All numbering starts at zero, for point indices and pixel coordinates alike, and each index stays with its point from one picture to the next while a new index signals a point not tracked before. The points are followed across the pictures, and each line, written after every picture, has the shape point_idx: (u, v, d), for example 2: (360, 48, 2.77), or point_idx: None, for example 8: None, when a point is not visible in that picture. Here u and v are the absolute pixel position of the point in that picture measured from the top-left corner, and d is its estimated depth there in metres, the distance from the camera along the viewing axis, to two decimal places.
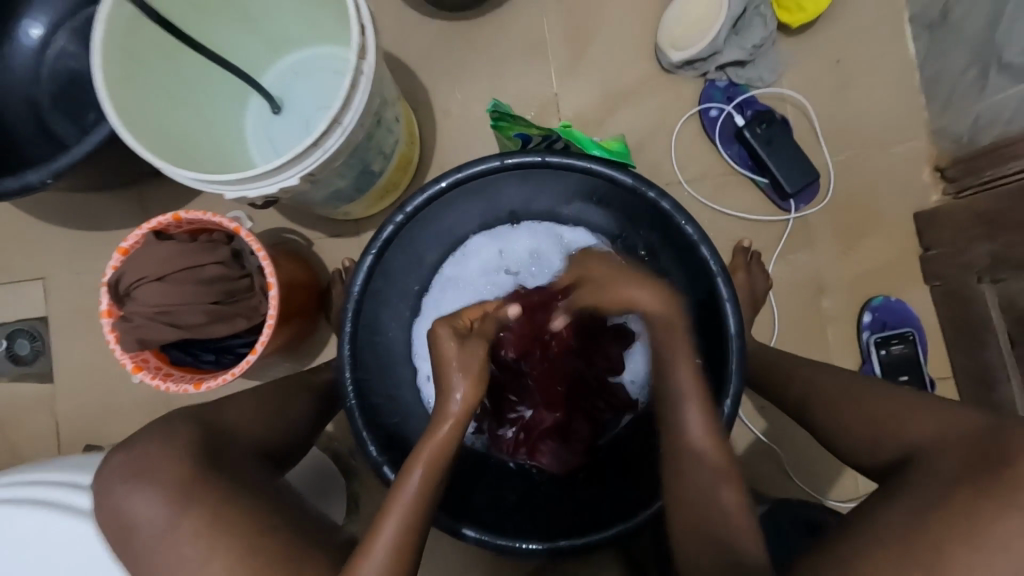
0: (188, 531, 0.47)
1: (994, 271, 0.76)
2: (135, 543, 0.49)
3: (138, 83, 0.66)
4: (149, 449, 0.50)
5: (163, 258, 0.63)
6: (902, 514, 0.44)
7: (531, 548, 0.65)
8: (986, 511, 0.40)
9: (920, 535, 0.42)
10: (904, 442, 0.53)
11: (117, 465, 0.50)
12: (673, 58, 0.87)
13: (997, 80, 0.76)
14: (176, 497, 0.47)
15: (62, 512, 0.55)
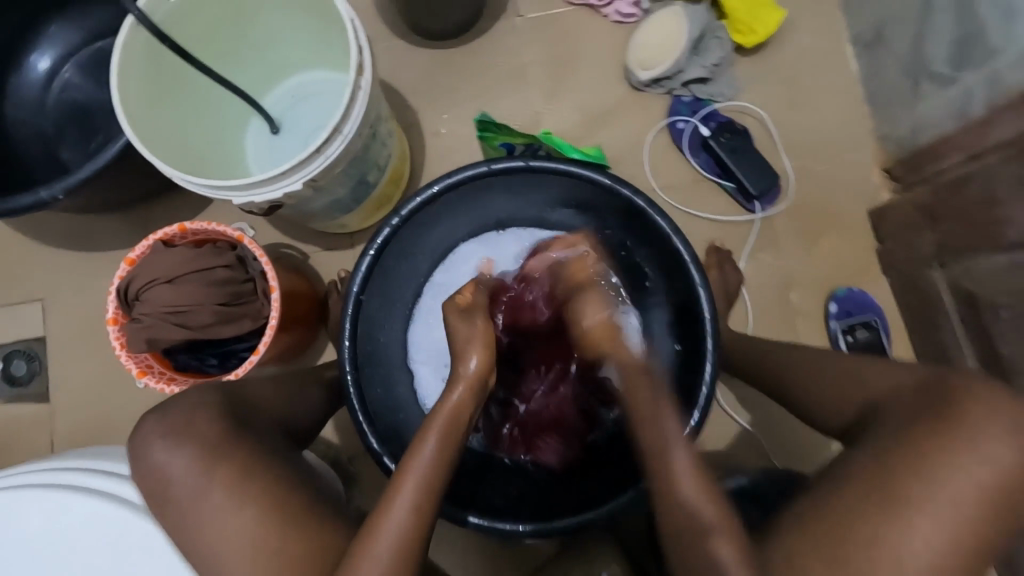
0: (217, 489, 0.51)
1: (941, 258, 0.82)
2: (170, 501, 0.52)
3: (149, 103, 0.72)
4: (182, 415, 0.54)
5: (174, 262, 0.70)
6: (863, 463, 0.49)
7: (529, 530, 0.67)
8: (936, 455, 0.46)
9: (885, 474, 0.47)
10: (865, 398, 0.56)
11: (150, 428, 0.54)
12: (641, 77, 0.94)
13: (928, 88, 0.84)
14: (209, 458, 0.52)
15: (62, 501, 0.58)
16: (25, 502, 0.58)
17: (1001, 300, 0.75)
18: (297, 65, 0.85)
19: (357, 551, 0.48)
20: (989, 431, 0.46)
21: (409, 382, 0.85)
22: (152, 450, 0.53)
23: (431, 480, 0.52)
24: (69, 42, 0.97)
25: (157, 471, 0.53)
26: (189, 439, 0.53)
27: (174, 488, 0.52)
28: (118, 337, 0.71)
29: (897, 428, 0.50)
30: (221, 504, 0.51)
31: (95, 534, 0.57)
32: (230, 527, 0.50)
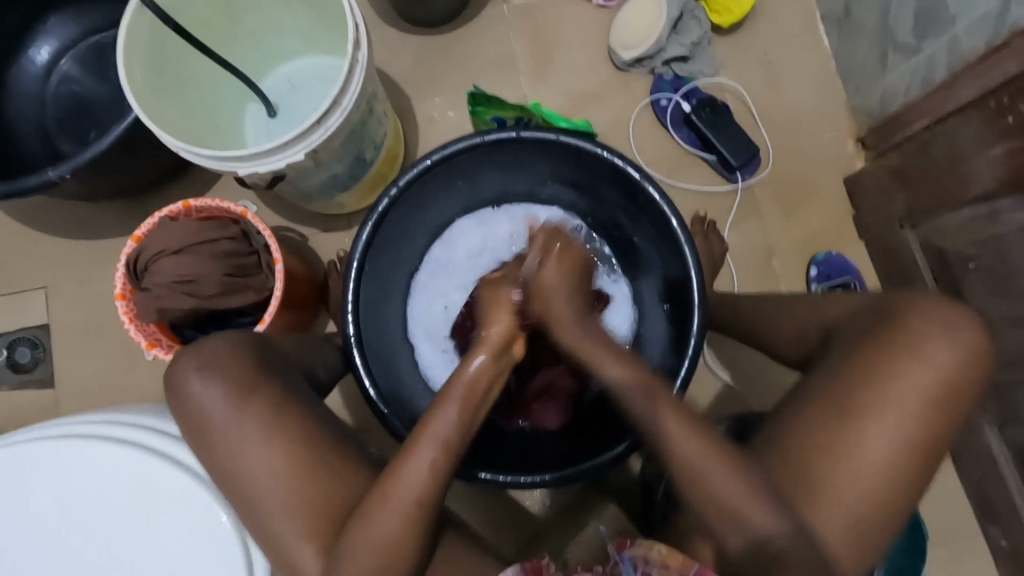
0: (249, 422, 0.56)
1: (912, 218, 0.87)
2: (207, 437, 0.58)
3: (150, 82, 0.75)
4: (215, 354, 0.59)
5: (180, 235, 0.73)
6: (829, 381, 0.56)
7: (540, 480, 0.68)
8: (889, 368, 0.54)
9: (852, 394, 0.54)
10: (824, 323, 0.63)
11: (185, 365, 0.59)
12: (624, 57, 0.99)
13: (894, 59, 0.89)
14: (240, 397, 0.57)
15: (92, 452, 0.63)
16: (69, 450, 0.63)
17: (969, 253, 0.79)
18: (292, 50, 0.88)
19: (384, 484, 0.52)
20: (931, 339, 0.54)
21: (411, 358, 0.86)
22: (189, 387, 0.58)
23: (446, 438, 0.53)
24: (67, 36, 1.00)
25: (193, 408, 0.58)
26: (223, 377, 0.58)
27: (210, 423, 0.57)
28: (126, 312, 0.74)
29: (857, 349, 0.57)
30: (256, 436, 0.56)
31: (134, 479, 0.62)
32: (264, 459, 0.56)
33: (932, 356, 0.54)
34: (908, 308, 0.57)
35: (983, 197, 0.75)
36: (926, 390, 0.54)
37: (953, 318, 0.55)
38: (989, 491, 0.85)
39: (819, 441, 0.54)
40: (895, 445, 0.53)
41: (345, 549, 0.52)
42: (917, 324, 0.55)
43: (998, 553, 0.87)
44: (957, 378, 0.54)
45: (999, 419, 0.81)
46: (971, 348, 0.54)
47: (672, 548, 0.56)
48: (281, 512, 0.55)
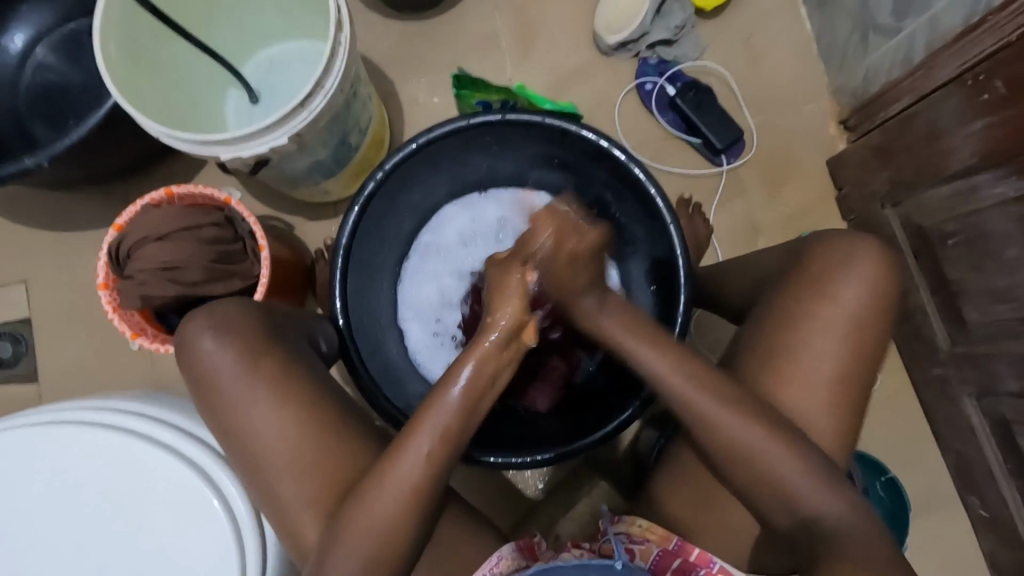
0: (242, 399, 0.56)
1: (893, 196, 0.88)
2: (216, 396, 0.57)
3: (128, 66, 0.74)
4: (231, 316, 0.59)
5: (163, 221, 0.72)
6: (773, 330, 0.61)
7: (545, 458, 0.68)
8: (812, 309, 0.60)
9: (793, 336, 0.60)
10: (758, 273, 0.70)
11: (200, 323, 0.59)
12: (609, 41, 0.99)
13: (874, 39, 0.90)
14: (247, 362, 0.57)
15: (79, 439, 0.62)
16: (61, 436, 0.63)
17: (949, 229, 0.81)
18: (274, 34, 0.87)
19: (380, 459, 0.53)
20: (841, 271, 0.60)
21: (400, 341, 0.86)
22: (200, 344, 0.58)
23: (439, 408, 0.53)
24: (42, 22, 0.97)
25: (203, 367, 0.58)
26: (235, 340, 0.58)
27: (220, 386, 0.57)
28: (110, 300, 0.73)
29: (780, 294, 0.62)
30: (266, 400, 0.56)
31: (128, 466, 0.62)
32: (274, 424, 0.56)
33: (841, 286, 0.60)
34: (822, 247, 0.62)
35: (963, 173, 0.76)
36: (846, 318, 0.59)
37: (859, 248, 0.61)
38: (969, 463, 0.87)
39: (766, 380, 0.59)
40: (834, 375, 0.58)
41: (349, 514, 0.52)
42: (827, 261, 0.61)
43: (977, 524, 0.89)
44: (875, 301, 0.59)
45: (978, 391, 0.83)
46: (880, 272, 0.60)
47: (651, 521, 0.60)
48: (289, 478, 0.55)
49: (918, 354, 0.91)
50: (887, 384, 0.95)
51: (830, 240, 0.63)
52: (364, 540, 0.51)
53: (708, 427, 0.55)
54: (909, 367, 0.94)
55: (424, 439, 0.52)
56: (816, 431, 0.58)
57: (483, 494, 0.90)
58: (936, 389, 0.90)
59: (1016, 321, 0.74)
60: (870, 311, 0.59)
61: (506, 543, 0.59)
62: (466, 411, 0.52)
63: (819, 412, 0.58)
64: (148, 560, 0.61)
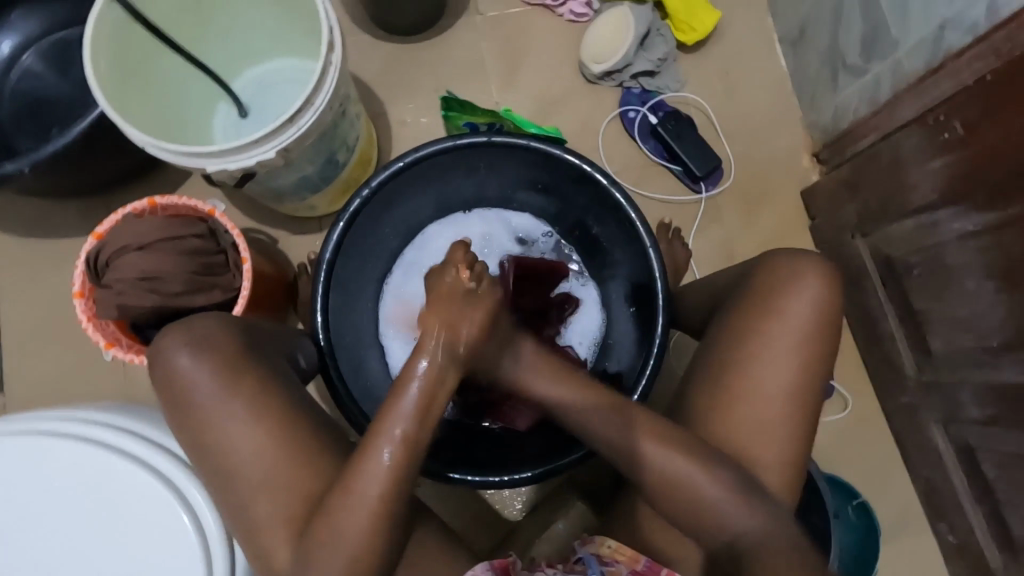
0: (217, 411, 0.56)
1: (863, 228, 0.91)
2: (187, 409, 0.57)
3: (117, 77, 0.75)
4: (209, 330, 0.59)
5: (145, 231, 0.72)
6: (725, 350, 0.63)
7: (523, 477, 0.69)
8: (767, 331, 0.61)
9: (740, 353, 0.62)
10: (710, 291, 0.72)
11: (173, 340, 0.58)
12: (594, 70, 1.02)
13: (844, 79, 0.94)
14: (221, 379, 0.56)
15: (45, 451, 0.61)
16: (25, 448, 0.61)
17: (913, 260, 0.84)
18: (266, 52, 0.88)
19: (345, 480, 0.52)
20: (788, 289, 0.62)
21: (380, 357, 0.86)
22: (176, 359, 0.57)
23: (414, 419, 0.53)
24: (31, 31, 0.98)
25: (179, 379, 0.57)
26: (213, 353, 0.57)
27: (197, 398, 0.56)
28: (84, 310, 0.73)
29: (733, 314, 0.64)
30: (242, 414, 0.56)
31: (94, 480, 0.60)
32: (250, 437, 0.55)
33: (789, 304, 0.62)
34: (769, 266, 0.65)
35: (925, 207, 0.79)
36: (794, 334, 0.61)
37: (803, 266, 0.63)
38: (937, 488, 0.89)
39: (723, 396, 0.61)
40: (787, 392, 0.60)
41: (320, 531, 0.51)
42: (774, 279, 0.63)
43: (946, 549, 0.91)
44: (819, 316, 0.62)
45: (944, 418, 0.85)
46: (823, 289, 0.62)
47: (620, 543, 0.59)
48: (263, 494, 0.54)
49: (888, 380, 0.94)
50: (859, 409, 0.97)
51: (776, 258, 0.65)
52: (336, 557, 0.50)
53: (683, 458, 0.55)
54: (879, 393, 0.96)
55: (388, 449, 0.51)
56: (773, 447, 0.60)
57: (457, 513, 0.89)
58: (904, 415, 0.92)
59: (977, 350, 0.77)
60: (816, 326, 0.61)
61: (478, 563, 0.58)
62: (421, 421, 0.53)
63: (774, 428, 0.60)
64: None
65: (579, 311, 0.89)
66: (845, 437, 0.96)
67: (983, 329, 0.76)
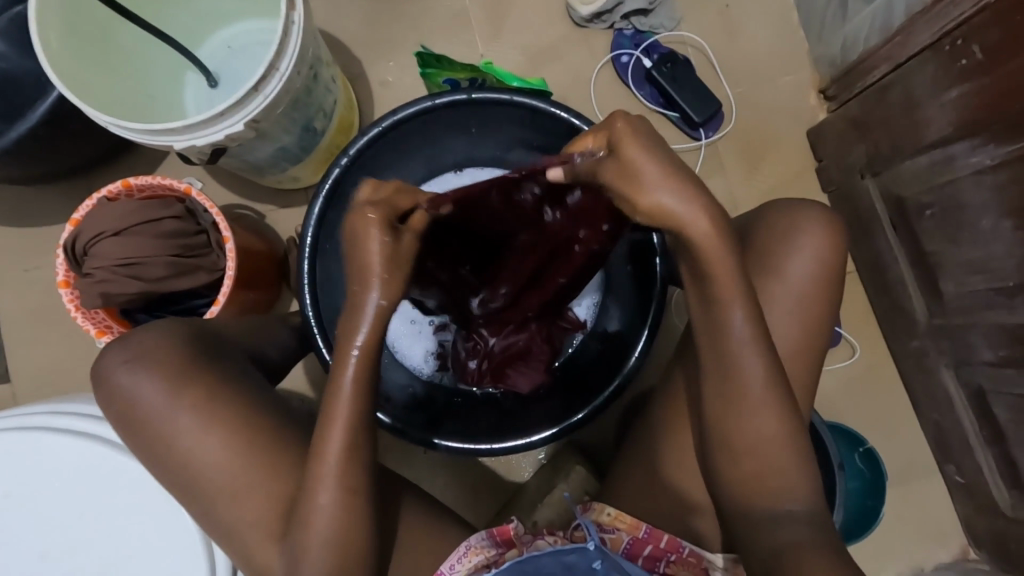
0: (187, 407, 0.55)
1: (872, 167, 0.87)
2: (139, 421, 0.56)
3: (71, 55, 0.71)
4: (149, 343, 0.57)
5: (120, 215, 0.70)
6: None
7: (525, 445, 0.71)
8: (769, 290, 0.58)
9: None
10: None
11: (112, 358, 0.57)
12: (583, 12, 0.95)
13: (853, 4, 0.87)
14: (172, 383, 0.55)
15: (46, 443, 0.61)
16: (26, 443, 0.62)
17: (925, 201, 0.80)
18: (227, 12, 0.83)
19: (320, 470, 0.51)
20: (789, 243, 0.59)
21: None
22: (117, 378, 0.56)
23: (361, 411, 0.52)
24: None
25: (123, 396, 0.56)
26: (154, 364, 0.56)
27: (144, 412, 0.55)
28: (71, 299, 0.72)
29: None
30: (192, 422, 0.55)
31: (96, 471, 0.61)
32: (206, 444, 0.55)
33: (793, 261, 0.59)
34: (767, 219, 0.61)
35: (939, 142, 0.74)
36: (792, 291, 0.59)
37: (804, 218, 0.60)
38: (946, 431, 0.89)
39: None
40: (788, 350, 0.59)
41: (305, 510, 0.51)
42: (773, 234, 0.60)
43: (955, 489, 0.90)
44: (819, 273, 0.59)
45: (955, 361, 0.83)
46: (824, 240, 0.59)
47: (619, 509, 0.61)
48: (235, 495, 0.55)
49: (898, 326, 0.91)
50: (866, 356, 0.95)
51: (776, 210, 0.61)
52: (326, 529, 0.51)
53: None
54: (888, 338, 0.94)
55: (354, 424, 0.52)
56: None
57: (459, 484, 0.90)
58: (914, 360, 0.90)
59: (991, 292, 0.74)
60: (816, 283, 0.59)
61: (476, 533, 0.59)
62: (363, 396, 0.52)
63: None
64: (118, 570, 0.60)
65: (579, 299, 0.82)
66: (852, 385, 0.95)
67: (996, 270, 0.72)
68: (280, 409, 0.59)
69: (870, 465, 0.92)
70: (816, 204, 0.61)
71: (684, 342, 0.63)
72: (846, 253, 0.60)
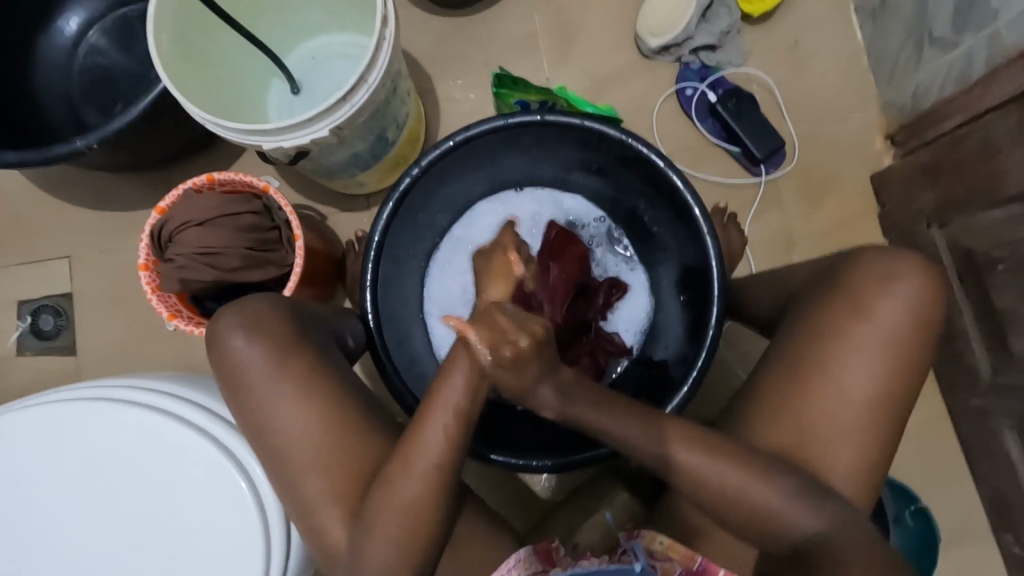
0: (276, 385, 0.57)
1: (940, 217, 0.85)
2: (241, 385, 0.58)
3: (180, 56, 0.76)
4: (260, 309, 0.61)
5: (205, 206, 0.74)
6: (789, 345, 0.61)
7: (565, 463, 0.68)
8: (852, 332, 0.58)
9: (814, 353, 0.59)
10: (787, 286, 0.68)
11: (231, 319, 0.60)
12: (651, 44, 0.97)
13: (929, 53, 0.86)
14: (272, 357, 0.58)
15: (114, 415, 0.64)
16: (98, 413, 0.65)
17: (998, 254, 0.78)
18: (318, 26, 0.87)
19: (400, 465, 0.53)
20: (881, 290, 0.58)
21: (425, 335, 0.85)
22: (230, 342, 0.59)
23: (471, 411, 0.54)
24: (95, 8, 1.00)
25: (233, 360, 0.59)
26: (264, 335, 0.59)
27: (247, 374, 0.58)
28: (149, 282, 0.76)
29: (813, 309, 0.61)
30: (287, 397, 0.57)
31: (160, 446, 0.64)
32: (300, 416, 0.57)
33: (883, 307, 0.58)
34: (863, 261, 0.60)
35: (1018, 197, 0.73)
36: (879, 338, 0.58)
37: (900, 264, 0.59)
38: (1004, 497, 0.84)
39: (780, 391, 0.59)
40: (871, 399, 0.57)
41: (377, 498, 0.53)
42: (868, 278, 0.59)
43: (1010, 559, 0.86)
44: (911, 323, 0.58)
45: (1020, 424, 0.80)
46: (920, 292, 0.58)
47: (673, 540, 0.59)
48: (300, 481, 0.56)
49: (959, 382, 0.88)
50: (923, 410, 0.92)
51: (873, 253, 0.61)
52: (389, 525, 0.52)
53: (730, 466, 0.55)
54: (945, 394, 0.91)
55: (441, 427, 0.53)
56: (837, 455, 0.57)
57: (499, 493, 0.91)
58: (973, 419, 0.87)
59: None
60: (908, 334, 0.58)
61: (523, 547, 0.60)
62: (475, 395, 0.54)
63: (841, 437, 0.57)
64: (172, 541, 0.63)
65: (626, 297, 0.85)
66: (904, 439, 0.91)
67: None
68: (361, 393, 0.61)
69: (921, 523, 0.88)
70: (913, 253, 0.60)
71: (751, 377, 0.63)
72: (943, 307, 0.59)
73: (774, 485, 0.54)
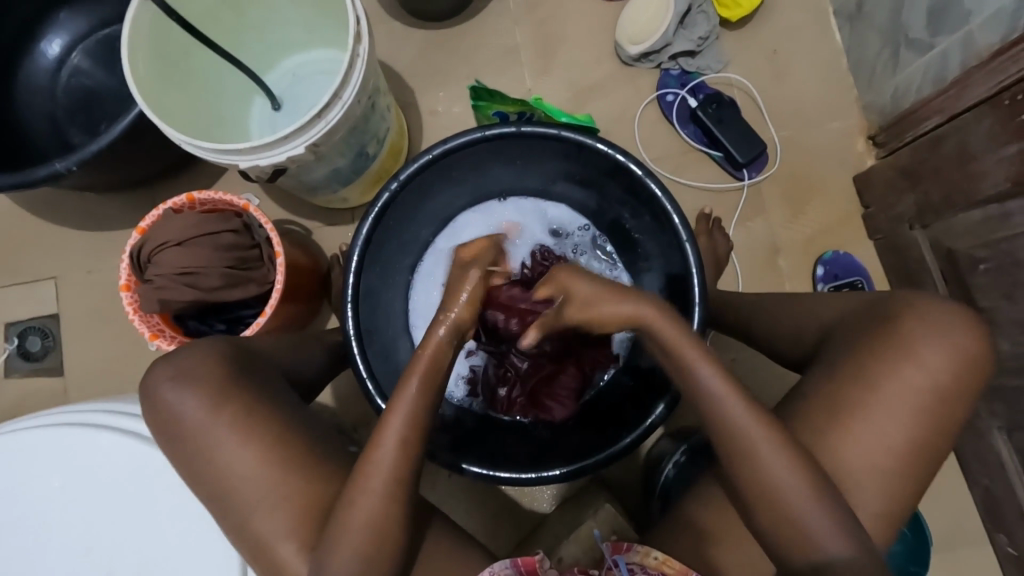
0: (225, 421, 0.57)
1: (922, 218, 0.85)
2: (179, 434, 0.59)
3: (156, 78, 0.76)
4: (191, 361, 0.60)
5: (184, 226, 0.74)
6: (821, 381, 0.59)
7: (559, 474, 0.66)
8: (887, 371, 0.57)
9: (852, 391, 0.57)
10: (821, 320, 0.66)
11: (158, 375, 0.60)
12: (631, 52, 0.97)
13: (906, 55, 0.87)
14: (210, 397, 0.58)
15: (94, 439, 0.64)
16: (77, 438, 0.65)
17: (979, 255, 0.78)
18: (297, 43, 0.88)
19: (376, 488, 0.52)
20: (927, 337, 0.57)
21: (409, 346, 0.85)
22: (162, 394, 0.59)
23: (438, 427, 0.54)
24: (77, 30, 1.00)
25: (167, 410, 0.59)
26: (196, 383, 0.58)
27: (186, 424, 0.58)
28: (130, 303, 0.76)
29: (848, 351, 0.60)
30: (232, 437, 0.57)
31: (140, 469, 0.64)
32: (241, 457, 0.57)
33: (929, 354, 0.57)
34: (908, 307, 0.59)
35: (995, 197, 0.73)
36: (925, 390, 0.56)
37: (948, 317, 0.58)
38: (997, 499, 0.84)
39: (809, 426, 0.58)
40: (906, 446, 0.56)
41: (343, 513, 0.52)
42: (914, 323, 0.58)
43: (1005, 561, 0.85)
44: (954, 375, 0.57)
45: (1009, 424, 0.79)
46: (966, 345, 0.57)
47: (666, 554, 0.58)
48: (263, 511, 0.56)
49: None
50: None
51: (919, 301, 0.60)
52: (353, 540, 0.52)
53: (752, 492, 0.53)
54: None
55: (398, 426, 0.53)
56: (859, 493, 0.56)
57: (484, 508, 0.90)
58: None
59: None
60: (950, 384, 0.57)
61: (497, 560, 0.59)
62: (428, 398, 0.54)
63: (862, 474, 0.56)
64: (150, 564, 0.62)
65: None
66: None
67: None
68: (308, 427, 0.61)
69: (913, 527, 0.86)
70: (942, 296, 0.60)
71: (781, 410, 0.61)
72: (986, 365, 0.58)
73: (766, 496, 0.53)
